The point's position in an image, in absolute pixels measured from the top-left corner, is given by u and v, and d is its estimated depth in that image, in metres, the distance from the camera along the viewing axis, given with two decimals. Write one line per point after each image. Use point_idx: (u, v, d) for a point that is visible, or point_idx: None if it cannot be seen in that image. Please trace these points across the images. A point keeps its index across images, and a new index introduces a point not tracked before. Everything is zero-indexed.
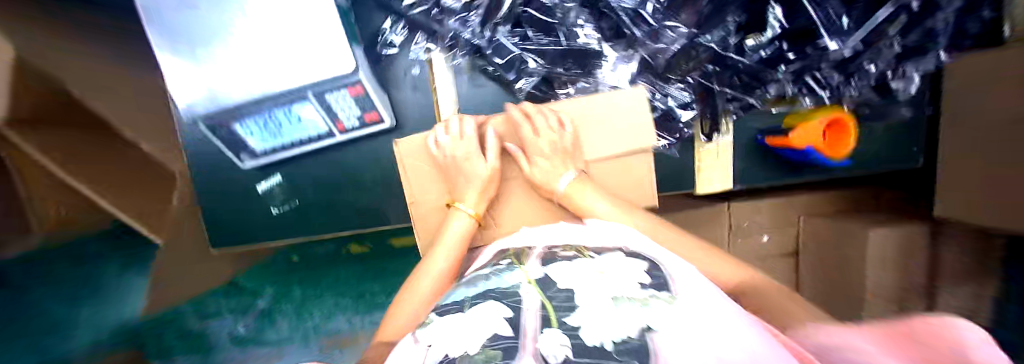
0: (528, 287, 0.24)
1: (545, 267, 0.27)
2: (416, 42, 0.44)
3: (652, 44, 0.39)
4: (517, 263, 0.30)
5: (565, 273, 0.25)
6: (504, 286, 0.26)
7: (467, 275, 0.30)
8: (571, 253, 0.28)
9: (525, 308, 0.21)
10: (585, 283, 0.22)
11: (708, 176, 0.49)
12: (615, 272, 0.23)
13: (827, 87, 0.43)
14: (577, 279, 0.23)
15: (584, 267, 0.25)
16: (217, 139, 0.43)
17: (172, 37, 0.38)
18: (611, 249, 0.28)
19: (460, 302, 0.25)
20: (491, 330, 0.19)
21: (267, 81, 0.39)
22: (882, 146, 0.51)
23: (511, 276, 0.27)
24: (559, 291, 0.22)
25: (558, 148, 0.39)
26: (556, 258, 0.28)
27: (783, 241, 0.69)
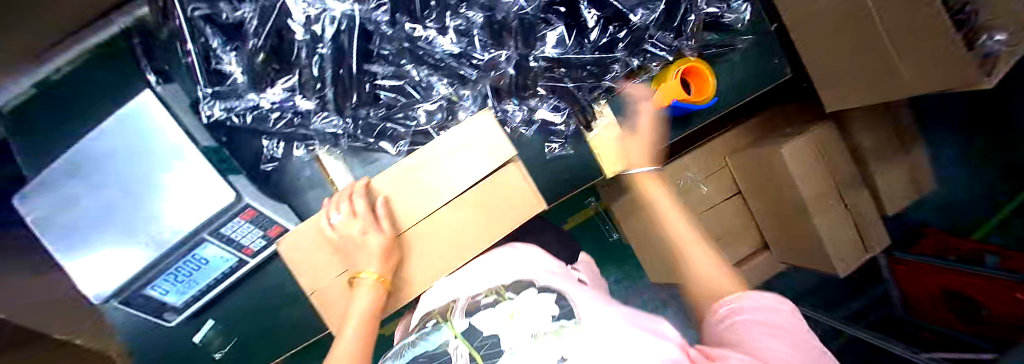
0: (455, 342, 0.24)
1: (469, 318, 0.27)
2: (295, 148, 0.47)
3: (493, 74, 0.43)
4: (442, 321, 0.30)
5: (483, 321, 0.24)
6: (432, 348, 0.26)
7: (392, 351, 0.30)
8: (492, 299, 0.28)
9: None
10: (502, 329, 0.22)
11: (606, 157, 0.51)
12: (529, 310, 0.22)
13: (665, 47, 0.47)
14: (493, 327, 0.23)
15: (502, 310, 0.25)
16: (132, 309, 0.43)
17: (57, 235, 0.38)
18: (525, 285, 0.28)
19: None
20: None
21: (150, 244, 0.39)
22: (744, 72, 0.55)
23: (441, 335, 0.27)
24: (482, 340, 0.22)
25: (429, 194, 0.38)
26: (478, 308, 0.27)
27: (721, 185, 0.70)
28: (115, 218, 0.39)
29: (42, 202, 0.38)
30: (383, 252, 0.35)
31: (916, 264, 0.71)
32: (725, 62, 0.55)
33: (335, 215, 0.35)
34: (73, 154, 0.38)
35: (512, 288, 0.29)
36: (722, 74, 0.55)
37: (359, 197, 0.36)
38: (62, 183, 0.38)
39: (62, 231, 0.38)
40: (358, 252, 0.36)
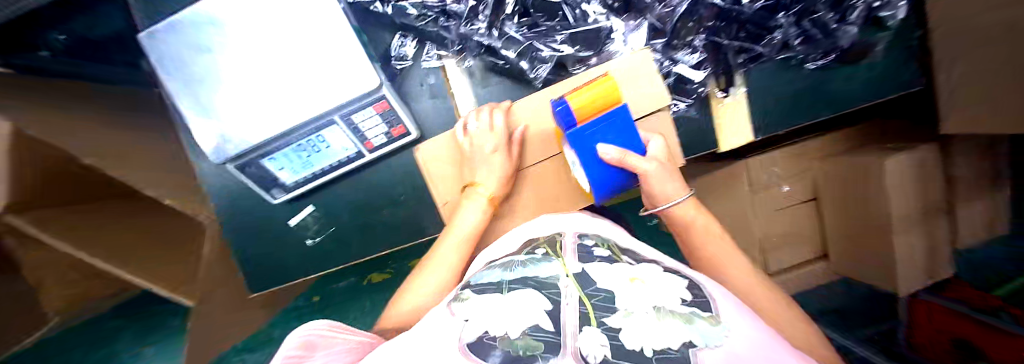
0: (567, 280, 0.26)
1: (583, 264, 0.29)
2: (426, 52, 0.45)
3: (661, 8, 0.40)
4: (554, 254, 0.31)
5: (601, 274, 0.27)
6: (543, 276, 0.27)
7: (503, 260, 0.33)
8: (607, 254, 0.31)
9: (563, 302, 0.23)
10: (622, 288, 0.24)
11: (727, 130, 0.50)
12: (655, 284, 0.25)
13: (821, 28, 0.45)
14: (615, 285, 0.25)
15: (619, 272, 0.27)
16: (244, 178, 0.42)
17: (186, 83, 0.36)
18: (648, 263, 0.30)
19: (497, 284, 0.27)
20: (531, 320, 0.20)
21: (282, 114, 0.37)
22: (879, 71, 0.53)
23: (550, 267, 0.29)
24: (597, 290, 0.24)
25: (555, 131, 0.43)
26: (595, 259, 0.30)
27: (801, 186, 0.74)
28: (247, 80, 0.37)
29: (178, 48, 0.36)
30: (500, 176, 0.42)
31: (936, 304, 0.69)
32: (867, 63, 0.52)
33: (473, 124, 0.42)
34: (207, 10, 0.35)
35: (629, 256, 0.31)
36: (862, 73, 0.53)
37: (501, 114, 0.42)
38: (200, 34, 0.36)
39: (194, 87, 0.36)
40: (478, 167, 0.42)
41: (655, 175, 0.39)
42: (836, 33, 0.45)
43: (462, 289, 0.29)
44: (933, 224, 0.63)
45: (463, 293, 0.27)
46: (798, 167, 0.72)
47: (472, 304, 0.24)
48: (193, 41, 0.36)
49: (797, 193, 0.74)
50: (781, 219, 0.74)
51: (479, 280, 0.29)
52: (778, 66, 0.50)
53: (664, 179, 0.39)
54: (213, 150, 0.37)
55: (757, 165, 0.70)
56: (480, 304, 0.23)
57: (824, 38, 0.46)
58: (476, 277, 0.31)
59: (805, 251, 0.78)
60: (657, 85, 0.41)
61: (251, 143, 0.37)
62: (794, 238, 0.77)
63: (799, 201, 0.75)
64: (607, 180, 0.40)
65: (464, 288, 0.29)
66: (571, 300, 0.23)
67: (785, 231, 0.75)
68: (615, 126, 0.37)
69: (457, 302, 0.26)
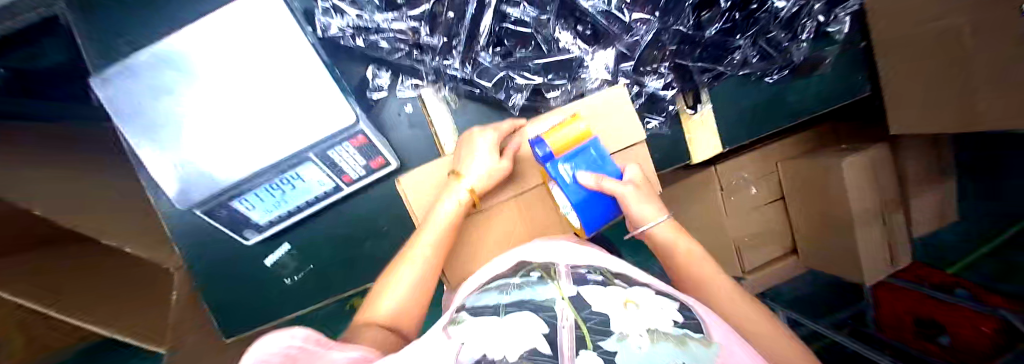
0: (563, 304, 0.26)
1: (577, 286, 0.29)
2: (402, 82, 0.45)
3: (628, 37, 0.41)
4: (548, 277, 0.31)
5: (596, 297, 0.27)
6: (539, 299, 0.27)
7: (496, 282, 0.31)
8: (600, 277, 0.32)
9: (559, 326, 0.22)
10: (618, 312, 0.24)
11: (697, 144, 0.52)
12: (648, 306, 0.25)
13: (778, 45, 0.48)
14: (610, 308, 0.25)
15: (613, 294, 0.27)
16: (212, 221, 0.40)
17: (145, 130, 0.35)
18: (641, 285, 0.30)
19: (494, 306, 0.25)
20: (530, 344, 0.20)
21: (254, 154, 0.36)
22: (829, 84, 0.57)
23: (546, 291, 0.28)
24: (592, 313, 0.24)
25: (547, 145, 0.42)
26: (589, 282, 0.30)
27: (768, 187, 0.77)
28: (212, 122, 0.35)
29: (134, 93, 0.34)
30: (495, 175, 0.39)
31: (903, 288, 0.75)
32: (819, 75, 0.56)
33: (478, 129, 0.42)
34: (168, 47, 0.34)
35: (622, 279, 0.32)
36: (815, 83, 0.57)
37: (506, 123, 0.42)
38: (162, 68, 0.34)
39: (153, 132, 0.35)
40: (465, 155, 0.39)
41: (633, 199, 0.38)
42: (790, 49, 0.49)
43: (457, 311, 0.26)
44: (889, 217, 0.68)
45: (459, 316, 0.24)
46: (764, 169, 0.76)
47: (468, 325, 0.22)
48: (154, 85, 0.34)
49: (765, 194, 0.77)
50: (753, 219, 0.77)
51: (476, 301, 0.27)
52: (740, 81, 0.53)
53: (641, 203, 0.39)
54: (178, 194, 0.35)
55: (726, 171, 0.73)
56: (476, 327, 0.22)
57: (778, 52, 0.49)
58: (471, 299, 0.29)
59: (777, 248, 0.82)
60: (631, 118, 0.42)
61: (220, 186, 0.36)
62: (766, 236, 0.80)
63: (767, 201, 0.78)
64: (590, 210, 0.39)
65: (459, 310, 0.26)
66: (567, 323, 0.23)
67: (757, 230, 0.78)
68: (594, 157, 0.38)
69: (451, 325, 0.23)
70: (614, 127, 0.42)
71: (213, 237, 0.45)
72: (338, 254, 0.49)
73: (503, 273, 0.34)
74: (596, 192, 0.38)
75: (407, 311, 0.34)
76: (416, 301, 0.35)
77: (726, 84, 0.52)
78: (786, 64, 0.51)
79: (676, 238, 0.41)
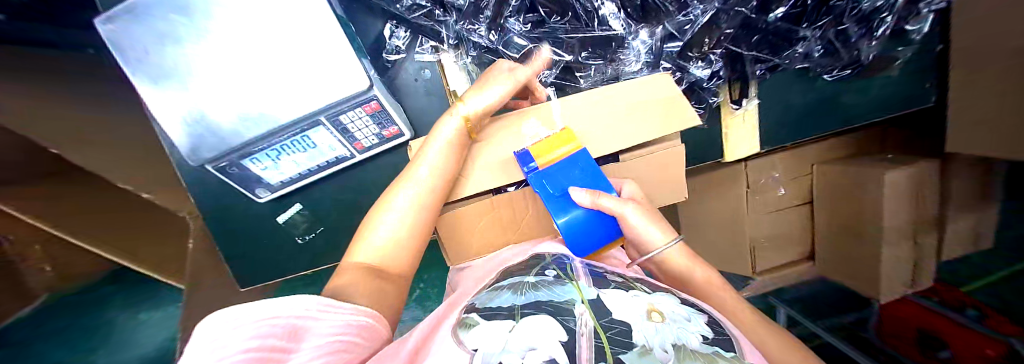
0: (582, 308, 0.24)
1: (599, 289, 0.27)
2: (421, 45, 0.41)
3: (681, 17, 0.37)
4: (566, 277, 0.29)
5: (618, 303, 0.25)
6: (558, 300, 0.25)
7: (507, 282, 0.30)
8: (622, 280, 0.30)
9: (578, 332, 0.21)
10: (642, 322, 0.22)
11: (734, 142, 0.49)
12: (675, 318, 0.23)
13: (846, 41, 0.42)
14: (633, 317, 0.23)
15: (635, 300, 0.26)
16: (224, 177, 0.40)
17: (151, 79, 0.33)
18: (664, 292, 0.28)
19: (510, 309, 0.24)
20: (546, 353, 0.18)
21: (266, 111, 0.34)
22: (893, 88, 0.51)
23: (565, 291, 0.26)
24: (613, 321, 0.22)
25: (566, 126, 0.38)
26: (608, 285, 0.28)
27: (798, 190, 0.72)
28: (221, 78, 0.33)
29: (142, 39, 0.32)
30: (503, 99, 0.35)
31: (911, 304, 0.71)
32: (884, 76, 0.50)
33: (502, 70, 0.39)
34: None
35: (644, 286, 0.30)
36: (876, 86, 0.50)
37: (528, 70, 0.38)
38: (169, 12, 0.32)
39: (157, 81, 0.33)
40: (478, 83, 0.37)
41: (634, 216, 0.33)
42: (858, 45, 0.43)
43: (469, 313, 0.25)
44: (921, 236, 0.64)
45: (470, 318, 0.23)
46: (795, 170, 0.70)
47: (479, 332, 0.21)
48: (159, 32, 0.32)
49: (791, 196, 0.73)
50: (771, 221, 0.74)
51: (488, 302, 0.26)
52: (792, 75, 0.47)
53: (646, 223, 0.34)
54: (188, 146, 0.34)
55: (757, 168, 0.67)
56: (488, 335, 0.20)
57: (846, 49, 0.43)
58: (483, 299, 0.27)
59: (793, 252, 0.79)
60: (676, 103, 0.37)
61: (231, 144, 0.35)
62: (783, 239, 0.77)
63: (791, 204, 0.74)
64: (584, 236, 0.35)
65: (470, 312, 0.25)
66: (586, 330, 0.21)
67: (774, 232, 0.75)
68: (583, 169, 0.35)
69: (463, 329, 0.22)
70: (648, 113, 0.37)
71: (222, 191, 0.44)
72: (348, 219, 0.49)
73: (513, 268, 0.33)
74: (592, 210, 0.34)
75: (396, 245, 0.31)
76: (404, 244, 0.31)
77: (777, 77, 0.47)
78: (849, 62, 0.45)
79: (690, 266, 0.35)
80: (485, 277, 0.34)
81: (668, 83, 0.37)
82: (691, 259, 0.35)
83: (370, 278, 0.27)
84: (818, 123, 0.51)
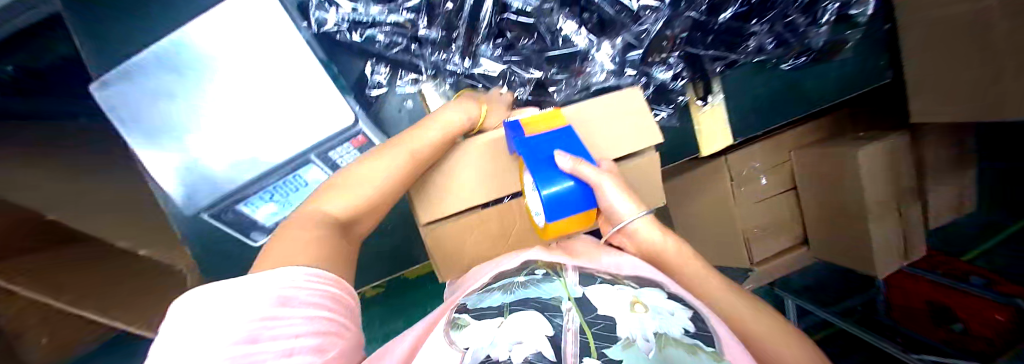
0: (568, 304, 0.25)
1: (585, 285, 0.28)
2: (401, 77, 0.43)
3: (637, 26, 0.40)
4: (554, 275, 0.30)
5: (603, 297, 0.26)
6: (545, 297, 0.26)
7: (499, 283, 0.31)
8: (609, 275, 0.31)
9: (564, 327, 0.21)
10: (625, 315, 0.23)
11: (708, 137, 0.51)
12: (658, 312, 0.24)
13: (795, 31, 0.46)
14: (617, 311, 0.24)
15: (621, 293, 0.27)
16: (222, 224, 0.41)
17: (144, 136, 0.34)
18: (650, 284, 0.29)
19: (498, 308, 0.25)
20: (534, 347, 0.19)
21: (257, 155, 0.36)
22: (848, 70, 0.54)
23: (553, 288, 0.27)
24: (598, 317, 0.23)
25: None
26: (596, 279, 0.29)
27: (780, 177, 0.74)
28: (212, 128, 0.35)
29: (138, 99, 0.34)
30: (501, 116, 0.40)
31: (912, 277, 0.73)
32: (839, 60, 0.53)
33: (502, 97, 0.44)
34: (162, 53, 0.33)
35: (629, 279, 0.31)
36: (834, 70, 0.54)
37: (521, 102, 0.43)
38: (159, 71, 0.34)
39: (150, 137, 0.35)
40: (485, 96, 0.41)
41: (611, 188, 0.31)
42: (808, 34, 0.46)
43: (459, 312, 0.26)
44: (906, 207, 0.66)
45: (460, 318, 0.24)
46: (776, 158, 0.72)
47: (469, 330, 0.22)
48: (151, 91, 0.34)
49: (776, 184, 0.74)
50: (763, 211, 0.75)
51: (478, 303, 0.27)
52: (751, 70, 0.50)
53: (620, 196, 0.32)
54: (184, 195, 0.36)
55: (738, 160, 0.69)
56: (477, 332, 0.21)
57: (797, 38, 0.46)
58: (474, 299, 0.28)
59: (790, 237, 0.79)
60: (647, 120, 0.38)
61: (225, 189, 0.36)
62: (777, 226, 0.78)
63: (778, 191, 0.75)
64: (566, 206, 0.31)
65: (460, 312, 0.26)
66: (571, 326, 0.22)
67: (768, 220, 0.76)
68: (563, 141, 0.33)
69: (453, 329, 0.23)
70: (623, 129, 0.38)
71: (219, 238, 0.45)
72: None
73: (507, 272, 0.34)
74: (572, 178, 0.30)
75: (354, 207, 0.31)
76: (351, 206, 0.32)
77: (739, 74, 0.49)
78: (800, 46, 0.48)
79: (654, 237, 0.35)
80: (474, 285, 0.34)
81: (639, 99, 0.38)
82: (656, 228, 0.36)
83: (326, 230, 0.28)
84: (785, 110, 0.54)
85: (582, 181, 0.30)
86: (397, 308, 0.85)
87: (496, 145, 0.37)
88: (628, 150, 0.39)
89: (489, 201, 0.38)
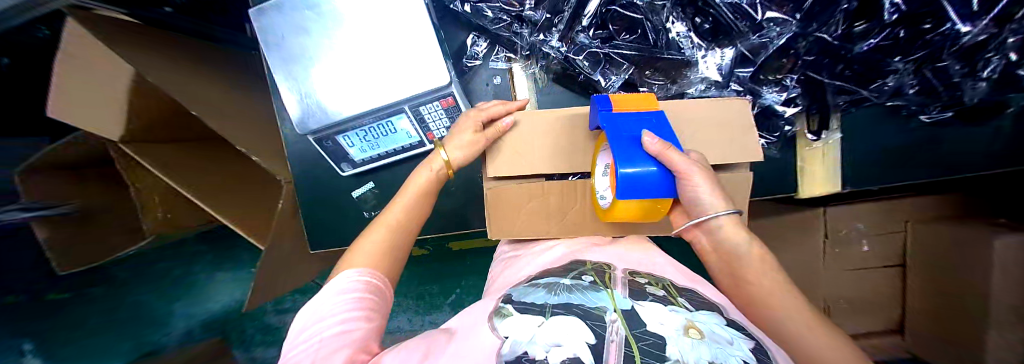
0: (613, 315, 0.23)
1: (633, 299, 0.27)
2: (496, 54, 0.47)
3: (756, 38, 0.36)
4: (602, 284, 0.29)
5: (653, 314, 0.24)
6: (589, 304, 0.25)
7: (544, 281, 0.31)
8: (660, 292, 0.28)
9: (607, 338, 0.21)
10: (677, 338, 0.21)
11: (814, 179, 0.46)
12: (716, 339, 0.21)
13: (943, 78, 0.38)
14: (668, 331, 0.21)
15: (674, 314, 0.24)
16: (321, 150, 0.47)
17: (282, 60, 0.41)
18: (709, 309, 0.27)
19: (541, 306, 0.25)
20: (571, 350, 0.19)
21: (364, 96, 0.40)
22: (1005, 140, 0.45)
23: (598, 297, 0.26)
24: (646, 333, 0.21)
25: None
26: (649, 296, 0.27)
27: (887, 248, 0.65)
28: (333, 63, 0.41)
29: (283, 29, 0.41)
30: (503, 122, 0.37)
31: None
32: (991, 125, 0.44)
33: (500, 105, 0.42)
34: None
35: (686, 299, 0.28)
36: (982, 135, 0.45)
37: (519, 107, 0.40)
38: (304, 11, 0.40)
39: (287, 68, 0.41)
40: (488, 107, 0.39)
41: (698, 174, 0.29)
42: (961, 86, 0.39)
43: (504, 303, 0.27)
44: None
45: (505, 308, 0.26)
46: (883, 225, 0.63)
47: (513, 321, 0.23)
48: (297, 25, 0.40)
49: (879, 255, 0.65)
50: (852, 281, 0.66)
51: (523, 296, 0.28)
52: (882, 117, 0.45)
53: (709, 188, 0.30)
54: (298, 117, 0.42)
55: (840, 216, 0.62)
56: (521, 326, 0.22)
57: (944, 84, 0.39)
58: (519, 292, 0.30)
59: (876, 321, 0.69)
60: (750, 136, 0.37)
61: (332, 120, 0.42)
62: (864, 304, 0.68)
63: (877, 265, 0.66)
64: (645, 189, 0.29)
65: (505, 303, 0.27)
66: (616, 338, 0.21)
67: (855, 293, 0.67)
68: (654, 127, 0.31)
69: (498, 318, 0.25)
70: (722, 140, 0.37)
71: (317, 162, 0.51)
72: None
73: (554, 270, 0.34)
74: (656, 162, 0.29)
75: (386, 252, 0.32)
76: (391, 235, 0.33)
77: (876, 112, 0.45)
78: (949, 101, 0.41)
79: (736, 238, 0.32)
80: (520, 276, 0.36)
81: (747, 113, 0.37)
82: (739, 228, 0.32)
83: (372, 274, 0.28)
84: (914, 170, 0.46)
85: (666, 168, 0.29)
86: (437, 275, 0.90)
87: (579, 121, 0.39)
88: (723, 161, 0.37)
89: (556, 173, 0.40)
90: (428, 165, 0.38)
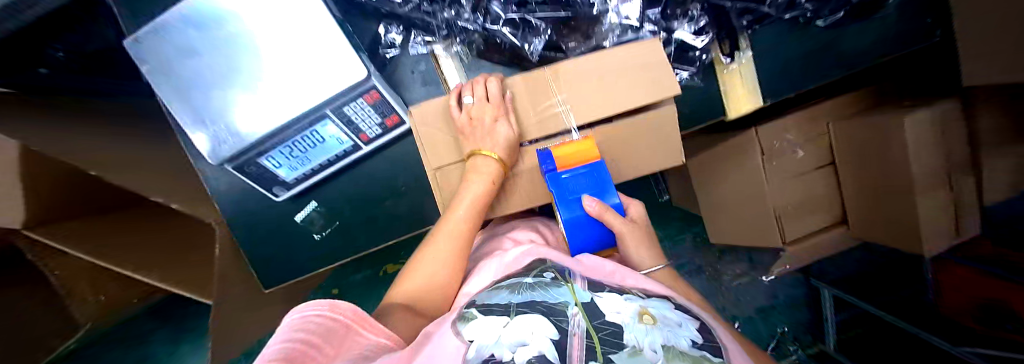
0: (575, 308, 0.24)
1: (594, 291, 0.28)
2: (413, 39, 0.44)
3: None
4: (562, 278, 0.29)
5: (610, 305, 0.25)
6: (551, 300, 0.25)
7: (505, 282, 0.31)
8: (617, 287, 0.30)
9: (570, 332, 0.21)
10: (630, 325, 0.22)
11: (737, 98, 0.49)
12: (665, 322, 0.23)
13: None
14: (623, 319, 0.23)
15: (628, 302, 0.26)
16: (245, 177, 0.43)
17: (174, 87, 0.37)
18: (658, 297, 0.29)
19: (504, 305, 0.25)
20: (536, 347, 0.19)
21: (278, 109, 0.37)
22: (890, 28, 0.49)
23: (558, 290, 0.27)
24: (605, 323, 0.23)
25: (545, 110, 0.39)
26: (605, 289, 0.28)
27: (816, 152, 0.71)
28: (235, 79, 0.37)
29: (167, 53, 0.36)
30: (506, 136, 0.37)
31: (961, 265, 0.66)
32: (880, 17, 0.49)
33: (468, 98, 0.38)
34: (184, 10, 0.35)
35: (638, 290, 0.30)
36: (873, 27, 0.49)
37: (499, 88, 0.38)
38: (187, 28, 0.36)
39: (186, 94, 0.37)
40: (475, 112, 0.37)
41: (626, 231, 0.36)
42: None
43: (468, 307, 0.26)
44: (958, 182, 0.60)
45: (469, 311, 0.25)
46: (812, 131, 0.69)
47: (477, 324, 0.22)
48: (181, 46, 0.36)
49: (812, 158, 0.71)
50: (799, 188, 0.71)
51: (487, 299, 0.27)
52: (785, 30, 0.48)
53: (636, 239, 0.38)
54: (210, 151, 0.37)
55: (768, 134, 0.66)
56: (484, 327, 0.21)
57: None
58: (483, 296, 0.29)
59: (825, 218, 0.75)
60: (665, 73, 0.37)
61: (247, 142, 0.37)
62: (812, 206, 0.74)
63: (814, 167, 0.71)
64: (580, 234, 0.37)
65: (468, 307, 0.27)
66: (578, 330, 0.21)
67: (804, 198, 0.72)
68: (592, 177, 0.37)
69: (462, 322, 0.24)
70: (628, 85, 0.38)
71: (246, 194, 0.47)
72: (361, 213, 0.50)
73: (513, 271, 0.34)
74: (594, 218, 0.36)
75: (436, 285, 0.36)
76: (446, 262, 0.37)
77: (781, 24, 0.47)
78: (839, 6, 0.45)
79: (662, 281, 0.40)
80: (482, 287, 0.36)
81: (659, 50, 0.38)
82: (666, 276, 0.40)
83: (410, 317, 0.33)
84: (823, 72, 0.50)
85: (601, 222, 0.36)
86: None
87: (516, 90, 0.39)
88: (638, 103, 0.38)
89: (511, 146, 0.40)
90: (464, 196, 0.38)
